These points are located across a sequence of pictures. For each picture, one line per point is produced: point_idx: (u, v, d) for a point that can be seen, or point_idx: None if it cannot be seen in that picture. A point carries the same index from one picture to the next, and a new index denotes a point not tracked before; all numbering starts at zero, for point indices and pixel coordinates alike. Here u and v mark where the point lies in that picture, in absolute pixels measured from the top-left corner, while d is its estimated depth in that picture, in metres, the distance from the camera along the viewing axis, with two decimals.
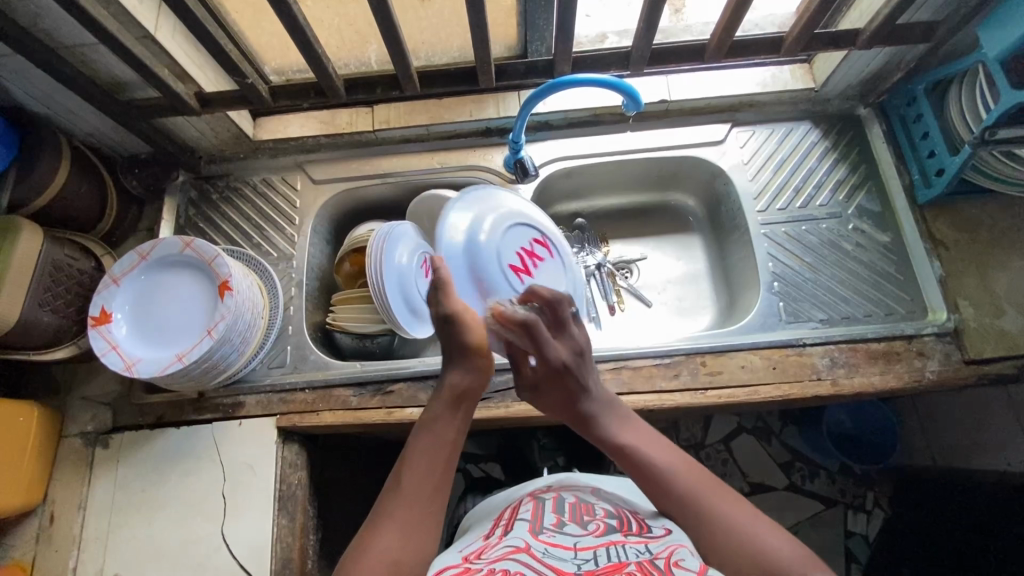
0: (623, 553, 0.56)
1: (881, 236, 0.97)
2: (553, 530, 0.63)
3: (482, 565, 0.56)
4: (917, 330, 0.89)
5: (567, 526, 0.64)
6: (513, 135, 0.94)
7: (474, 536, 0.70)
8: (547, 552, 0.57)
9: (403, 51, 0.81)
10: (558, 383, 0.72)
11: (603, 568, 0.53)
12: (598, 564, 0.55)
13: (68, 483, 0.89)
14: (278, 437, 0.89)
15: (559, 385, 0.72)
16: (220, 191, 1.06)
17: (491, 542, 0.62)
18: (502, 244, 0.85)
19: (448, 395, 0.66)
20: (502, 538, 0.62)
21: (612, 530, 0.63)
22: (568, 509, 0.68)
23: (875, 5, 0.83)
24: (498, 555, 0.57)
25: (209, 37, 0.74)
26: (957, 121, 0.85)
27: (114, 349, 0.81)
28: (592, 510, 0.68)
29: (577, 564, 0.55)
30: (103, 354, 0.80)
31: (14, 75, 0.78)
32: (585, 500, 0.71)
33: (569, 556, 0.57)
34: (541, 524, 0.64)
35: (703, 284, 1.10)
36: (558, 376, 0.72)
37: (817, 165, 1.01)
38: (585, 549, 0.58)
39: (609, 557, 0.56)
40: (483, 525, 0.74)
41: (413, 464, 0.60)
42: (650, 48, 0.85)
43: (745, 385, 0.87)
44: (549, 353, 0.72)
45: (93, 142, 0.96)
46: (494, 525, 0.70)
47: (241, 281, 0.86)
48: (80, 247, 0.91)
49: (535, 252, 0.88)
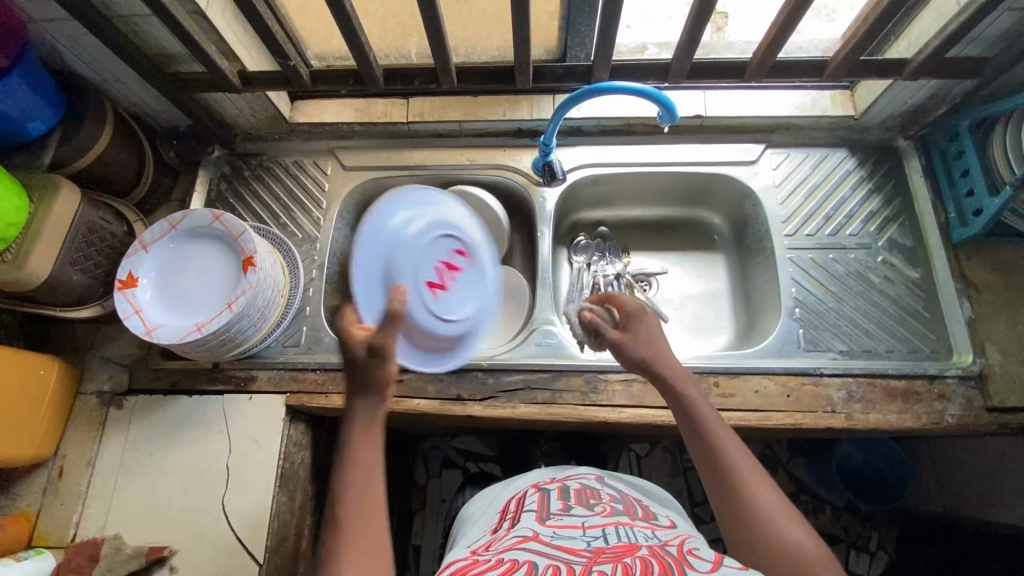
0: (633, 535, 0.57)
1: (911, 272, 0.94)
2: (560, 515, 0.63)
3: (490, 556, 0.55)
4: (940, 371, 0.86)
5: (573, 509, 0.65)
6: (544, 139, 0.95)
7: (480, 530, 0.70)
8: (556, 536, 0.57)
9: (445, 47, 0.82)
10: (646, 336, 0.72)
11: (614, 547, 0.54)
12: (609, 543, 0.55)
13: (79, 440, 0.91)
14: (285, 415, 0.91)
15: (644, 335, 0.73)
16: (253, 169, 1.08)
17: (499, 535, 0.61)
18: (419, 253, 0.73)
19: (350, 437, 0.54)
20: (510, 529, 0.62)
21: (618, 513, 0.63)
22: (574, 494, 0.68)
23: (926, 35, 0.81)
24: (507, 545, 0.57)
25: (258, 18, 0.76)
26: (1000, 161, 0.83)
27: (137, 313, 0.83)
28: (598, 495, 0.69)
29: (587, 541, 0.56)
30: (126, 317, 0.82)
31: (67, 37, 0.80)
32: (590, 486, 0.72)
33: (578, 535, 0.57)
34: (548, 510, 0.64)
35: (721, 304, 1.08)
36: (649, 327, 0.73)
37: (851, 194, 0.99)
38: (593, 527, 0.59)
39: (619, 537, 0.56)
40: (488, 519, 0.73)
41: (343, 530, 0.50)
42: (690, 61, 0.84)
43: (758, 410, 0.85)
44: (632, 303, 0.75)
45: (136, 110, 0.99)
46: (500, 519, 0.69)
47: (264, 259, 0.87)
48: (114, 211, 0.93)
49: (452, 263, 0.76)
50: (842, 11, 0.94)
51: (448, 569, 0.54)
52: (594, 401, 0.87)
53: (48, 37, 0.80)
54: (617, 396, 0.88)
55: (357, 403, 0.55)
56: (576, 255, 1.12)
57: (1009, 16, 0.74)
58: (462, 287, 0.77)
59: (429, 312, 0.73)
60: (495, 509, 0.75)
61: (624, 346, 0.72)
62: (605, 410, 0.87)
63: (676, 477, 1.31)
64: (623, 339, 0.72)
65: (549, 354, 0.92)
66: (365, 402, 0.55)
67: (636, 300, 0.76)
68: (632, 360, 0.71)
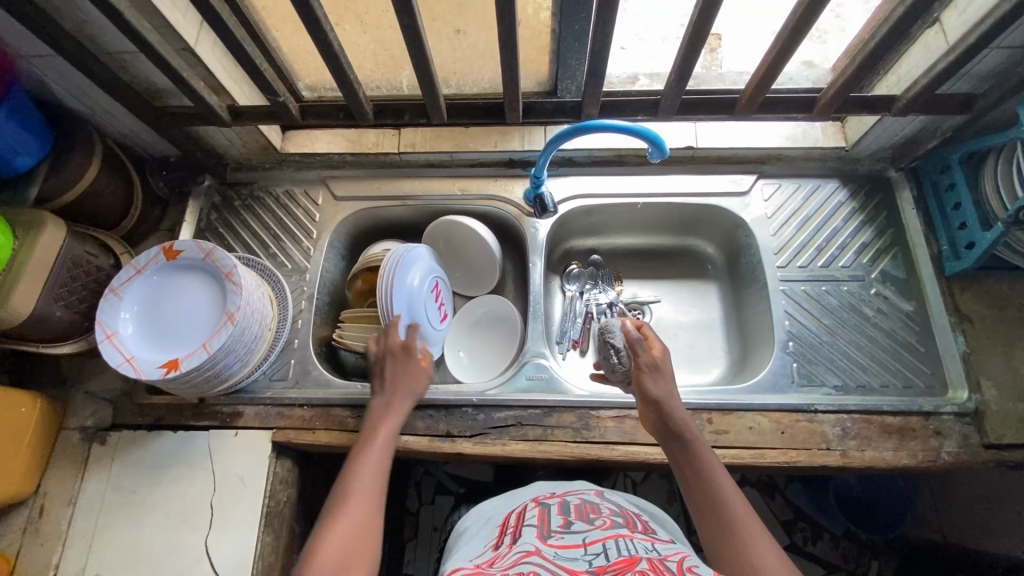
0: (633, 548, 0.56)
1: (905, 305, 0.93)
2: (561, 532, 0.61)
3: (494, 572, 0.54)
4: (935, 407, 0.85)
5: (574, 525, 0.63)
6: (534, 171, 0.95)
7: (479, 543, 0.68)
8: (558, 555, 0.55)
9: (433, 82, 0.81)
10: (668, 374, 0.77)
11: (615, 564, 0.52)
12: (609, 559, 0.53)
13: (60, 478, 0.89)
14: (272, 452, 0.89)
15: (666, 368, 0.77)
16: (243, 198, 1.08)
17: (501, 551, 0.59)
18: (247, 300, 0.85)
19: (374, 416, 0.77)
20: (512, 545, 0.60)
21: (618, 526, 0.62)
22: (574, 509, 0.67)
23: (915, 73, 0.81)
24: (510, 562, 0.55)
25: (245, 56, 0.75)
26: (992, 196, 0.83)
27: (112, 331, 0.82)
28: (598, 509, 0.67)
29: (588, 560, 0.54)
30: (100, 332, 0.82)
31: (55, 72, 0.80)
32: (590, 500, 0.70)
33: (578, 554, 0.55)
34: (549, 526, 0.62)
35: (715, 334, 1.07)
36: (670, 368, 0.79)
37: (843, 225, 0.99)
38: (594, 542, 0.58)
39: (619, 552, 0.55)
40: (486, 531, 0.72)
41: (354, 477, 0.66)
42: (679, 97, 0.84)
43: (752, 447, 0.84)
44: (662, 345, 0.81)
45: (126, 142, 0.98)
46: (500, 533, 0.68)
47: (252, 293, 0.86)
48: (100, 244, 0.92)
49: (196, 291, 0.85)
50: (834, 32, 0.91)
51: None
52: (586, 438, 0.86)
53: (38, 72, 0.80)
54: (610, 433, 0.86)
55: (381, 398, 0.80)
56: (569, 283, 1.11)
57: (998, 53, 0.74)
58: (194, 314, 0.86)
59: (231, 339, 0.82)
60: (492, 521, 0.74)
61: (656, 372, 0.76)
62: (597, 447, 0.85)
63: (671, 505, 1.29)
64: (655, 365, 0.77)
65: (541, 390, 0.90)
66: (389, 396, 0.80)
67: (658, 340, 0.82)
68: (648, 391, 0.74)
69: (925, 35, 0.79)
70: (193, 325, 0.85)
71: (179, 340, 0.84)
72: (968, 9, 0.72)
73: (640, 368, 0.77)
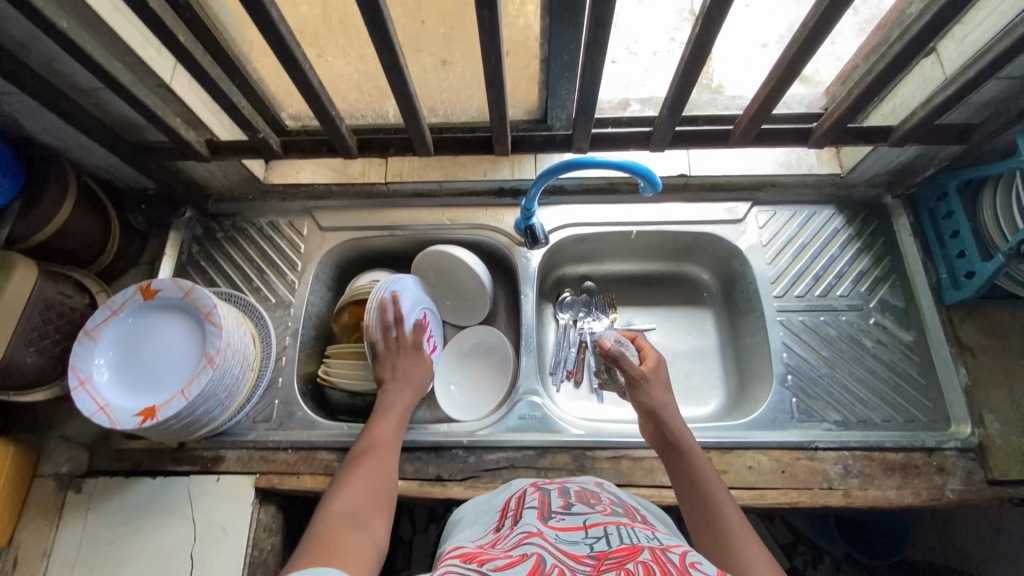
0: (635, 536, 0.51)
1: (904, 335, 0.91)
2: (562, 514, 0.56)
3: (494, 552, 0.49)
4: (938, 443, 0.83)
5: (575, 507, 0.58)
6: (525, 202, 0.93)
7: (477, 529, 0.62)
8: (560, 538, 0.50)
9: (419, 119, 0.79)
10: (664, 383, 0.80)
11: (616, 550, 0.47)
12: (612, 545, 0.48)
13: (33, 529, 0.85)
14: (255, 499, 0.85)
15: (659, 379, 0.80)
16: (226, 230, 1.05)
17: (502, 531, 0.55)
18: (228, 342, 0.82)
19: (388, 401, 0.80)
20: (512, 526, 0.55)
21: (619, 514, 0.58)
22: (575, 493, 0.62)
23: (913, 103, 0.79)
24: (512, 541, 0.50)
25: (223, 96, 0.72)
26: (991, 224, 0.81)
27: (85, 381, 0.79)
28: (598, 496, 0.62)
29: (589, 545, 0.49)
30: (73, 383, 0.78)
31: (23, 111, 0.77)
32: (589, 488, 0.65)
33: (579, 538, 0.51)
34: (550, 508, 0.57)
35: (712, 363, 1.04)
36: (666, 378, 0.81)
37: (839, 253, 0.97)
38: (595, 527, 0.53)
39: (621, 540, 0.50)
40: (486, 515, 0.66)
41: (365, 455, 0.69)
42: (672, 129, 0.82)
43: (752, 488, 0.81)
44: (657, 355, 0.84)
45: (102, 175, 0.95)
46: (500, 516, 0.62)
47: (233, 333, 0.83)
48: (75, 283, 0.89)
49: None
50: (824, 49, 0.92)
51: (450, 560, 0.48)
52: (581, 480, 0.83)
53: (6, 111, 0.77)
54: (606, 474, 0.84)
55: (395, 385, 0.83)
56: (562, 311, 1.09)
57: (998, 85, 0.72)
58: (172, 357, 0.82)
59: (209, 384, 0.79)
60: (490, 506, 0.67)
61: (646, 383, 0.78)
62: None
63: None
64: (648, 377, 0.79)
65: (533, 430, 0.87)
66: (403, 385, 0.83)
67: (653, 353, 0.84)
68: (644, 402, 0.77)
69: (922, 65, 0.78)
70: (171, 370, 0.82)
71: (155, 385, 0.81)
72: (965, 41, 0.71)
73: (631, 380, 0.79)
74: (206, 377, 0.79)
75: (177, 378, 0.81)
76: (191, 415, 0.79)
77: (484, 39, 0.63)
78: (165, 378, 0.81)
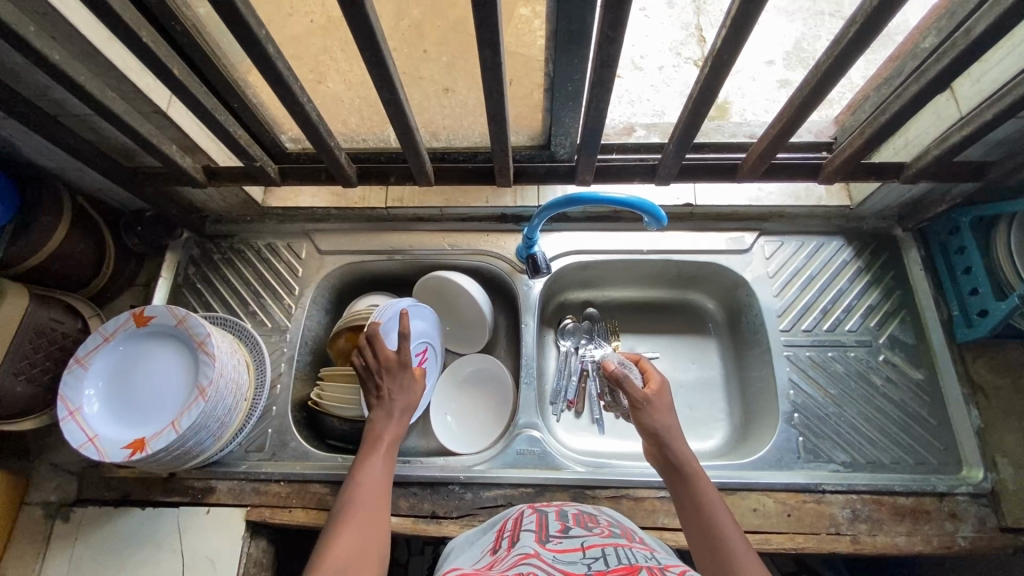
0: (633, 557, 0.49)
1: (914, 373, 0.89)
2: (559, 537, 0.54)
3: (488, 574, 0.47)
4: (949, 488, 0.81)
5: (573, 531, 0.56)
6: (527, 230, 0.91)
7: (472, 553, 0.59)
8: (557, 559, 0.48)
9: (419, 150, 0.77)
10: (668, 407, 0.74)
11: (614, 570, 0.45)
12: (609, 565, 0.46)
13: (20, 559, 0.83)
14: (246, 532, 0.84)
15: (663, 403, 0.74)
16: (223, 252, 1.03)
17: (499, 553, 0.52)
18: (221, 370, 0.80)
19: (373, 434, 0.75)
20: (508, 548, 0.53)
21: (617, 535, 0.55)
22: (572, 516, 0.59)
23: (928, 139, 0.77)
24: (507, 564, 0.48)
25: (220, 126, 0.71)
26: (1005, 264, 0.79)
27: (74, 413, 0.77)
28: (596, 519, 0.60)
29: (587, 564, 0.46)
30: (62, 417, 0.76)
31: (18, 136, 0.75)
32: (587, 511, 0.62)
33: (577, 558, 0.48)
34: (547, 531, 0.55)
35: (716, 394, 1.02)
36: (670, 402, 0.75)
37: (848, 286, 0.95)
38: (593, 548, 0.50)
39: (619, 559, 0.48)
40: (483, 538, 0.63)
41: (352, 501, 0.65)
42: (678, 165, 0.80)
43: (756, 532, 0.79)
44: (660, 375, 0.78)
45: (98, 197, 0.94)
46: (496, 538, 0.59)
47: (227, 362, 0.81)
48: (68, 308, 0.87)
49: None
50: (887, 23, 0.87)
51: None
52: None
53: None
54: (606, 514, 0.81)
55: (380, 413, 0.78)
56: (564, 339, 1.06)
57: (1016, 124, 0.70)
58: (164, 387, 0.81)
59: (200, 416, 0.77)
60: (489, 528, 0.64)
61: (649, 407, 0.73)
62: None
63: None
64: (651, 401, 0.73)
65: (532, 466, 0.85)
66: (389, 411, 0.78)
67: (656, 375, 0.78)
68: (647, 427, 0.72)
69: (936, 101, 0.76)
70: (161, 401, 0.80)
71: (145, 417, 0.79)
72: (982, 80, 0.69)
73: (631, 403, 0.74)
74: (196, 408, 0.76)
75: (167, 409, 0.79)
76: (181, 447, 0.77)
77: (486, 76, 0.61)
78: (156, 409, 0.79)
